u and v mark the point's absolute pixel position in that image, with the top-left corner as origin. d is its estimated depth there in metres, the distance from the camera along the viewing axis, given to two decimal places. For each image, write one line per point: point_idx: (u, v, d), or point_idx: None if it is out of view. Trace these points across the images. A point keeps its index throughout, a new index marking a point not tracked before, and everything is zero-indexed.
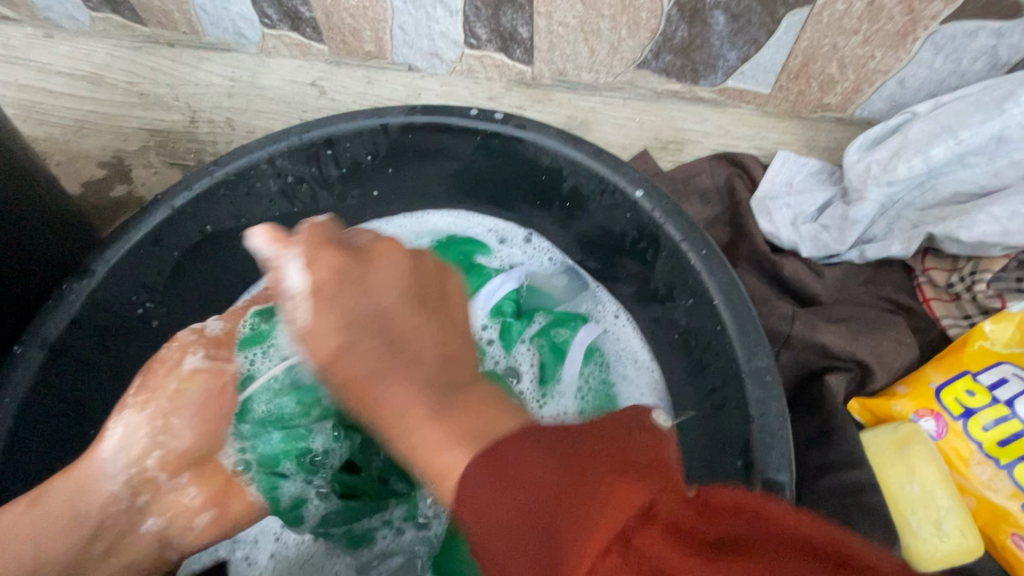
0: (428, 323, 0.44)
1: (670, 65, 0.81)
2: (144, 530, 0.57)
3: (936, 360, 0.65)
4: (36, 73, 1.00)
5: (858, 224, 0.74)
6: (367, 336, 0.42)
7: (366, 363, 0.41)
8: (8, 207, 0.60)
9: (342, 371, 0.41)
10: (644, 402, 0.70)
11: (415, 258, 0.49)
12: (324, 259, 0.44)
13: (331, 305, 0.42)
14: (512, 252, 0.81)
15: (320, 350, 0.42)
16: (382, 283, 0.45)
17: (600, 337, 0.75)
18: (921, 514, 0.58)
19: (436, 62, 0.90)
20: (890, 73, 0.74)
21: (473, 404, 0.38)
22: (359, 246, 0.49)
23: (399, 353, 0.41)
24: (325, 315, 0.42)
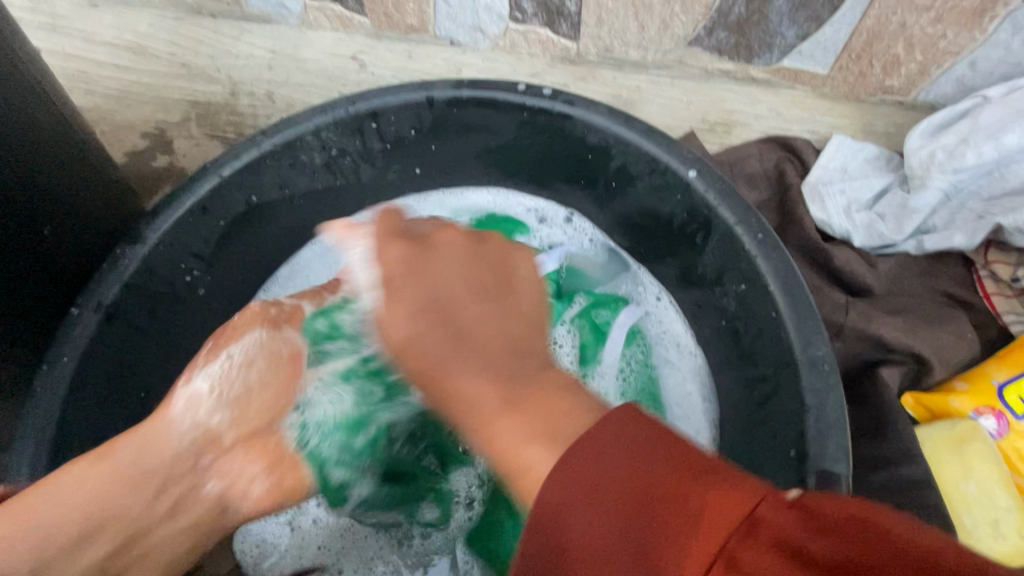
0: (489, 308, 0.46)
1: (724, 42, 0.78)
2: (205, 492, 0.57)
3: (997, 358, 0.62)
4: (82, 43, 1.01)
5: (918, 214, 0.71)
6: (429, 324, 0.45)
7: (448, 351, 0.44)
8: (62, 173, 0.61)
9: (421, 358, 0.45)
10: (686, 386, 0.69)
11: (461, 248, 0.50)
12: (393, 251, 0.50)
13: (397, 295, 0.48)
14: (551, 231, 0.79)
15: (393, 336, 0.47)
16: (443, 268, 0.48)
17: (641, 319, 0.74)
18: (978, 514, 0.56)
19: (478, 37, 0.89)
20: (961, 55, 0.70)
21: (539, 393, 0.40)
22: (418, 233, 0.53)
23: (464, 331, 0.44)
24: (405, 312, 0.47)
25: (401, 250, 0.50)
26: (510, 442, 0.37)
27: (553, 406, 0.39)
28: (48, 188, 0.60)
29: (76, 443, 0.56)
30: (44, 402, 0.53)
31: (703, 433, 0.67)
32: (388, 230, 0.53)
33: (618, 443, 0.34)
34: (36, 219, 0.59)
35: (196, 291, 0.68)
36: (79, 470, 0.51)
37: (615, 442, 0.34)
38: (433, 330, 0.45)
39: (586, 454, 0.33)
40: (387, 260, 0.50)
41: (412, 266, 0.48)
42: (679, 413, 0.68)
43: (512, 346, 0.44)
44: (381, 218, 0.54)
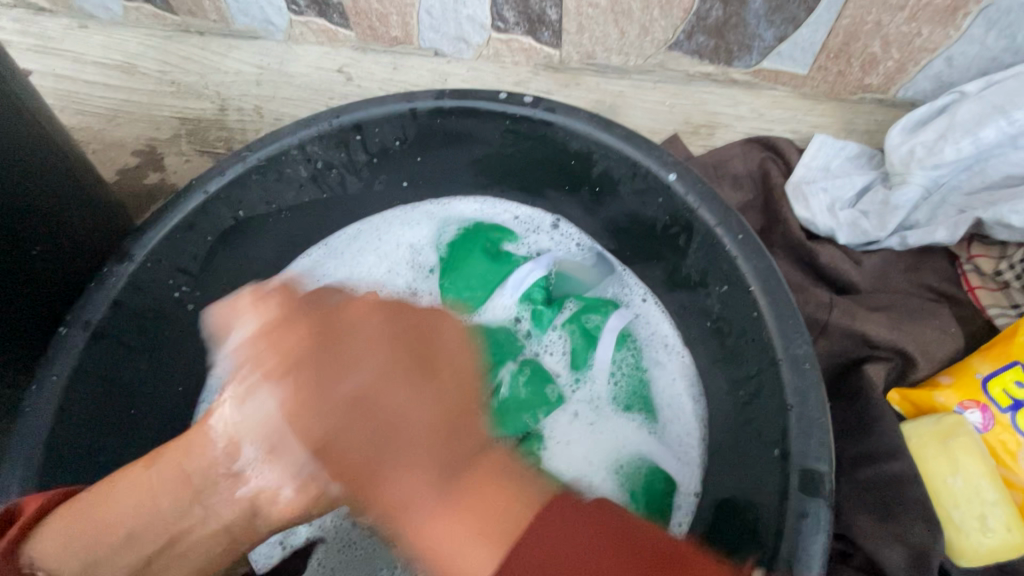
0: (418, 396, 0.47)
1: (703, 45, 0.79)
2: (238, 494, 0.49)
3: (983, 350, 0.62)
4: (72, 63, 1.02)
5: (901, 209, 0.71)
6: (350, 411, 0.45)
7: (388, 459, 0.43)
8: (47, 192, 0.62)
9: (346, 459, 0.45)
10: (675, 388, 0.69)
11: (375, 315, 0.52)
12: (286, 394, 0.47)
13: (302, 399, 0.46)
14: (539, 238, 0.80)
15: (309, 437, 0.46)
16: (356, 340, 0.49)
17: (631, 323, 0.74)
18: (964, 509, 0.56)
19: (462, 47, 0.89)
20: (938, 51, 0.71)
21: (477, 490, 0.41)
22: (331, 307, 0.52)
23: (394, 417, 0.45)
24: (313, 409, 0.46)
25: (273, 310, 0.51)
26: (452, 542, 0.39)
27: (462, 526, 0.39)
28: (38, 208, 0.61)
29: (67, 460, 0.56)
30: (34, 420, 0.53)
31: (692, 434, 0.67)
32: (283, 305, 0.52)
33: (583, 524, 0.39)
34: (21, 240, 0.59)
35: (185, 307, 0.68)
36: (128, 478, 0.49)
37: (575, 526, 0.39)
38: (362, 456, 0.44)
39: (537, 547, 0.38)
40: (284, 346, 0.48)
41: (395, 353, 0.49)
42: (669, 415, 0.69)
43: (445, 431, 0.45)
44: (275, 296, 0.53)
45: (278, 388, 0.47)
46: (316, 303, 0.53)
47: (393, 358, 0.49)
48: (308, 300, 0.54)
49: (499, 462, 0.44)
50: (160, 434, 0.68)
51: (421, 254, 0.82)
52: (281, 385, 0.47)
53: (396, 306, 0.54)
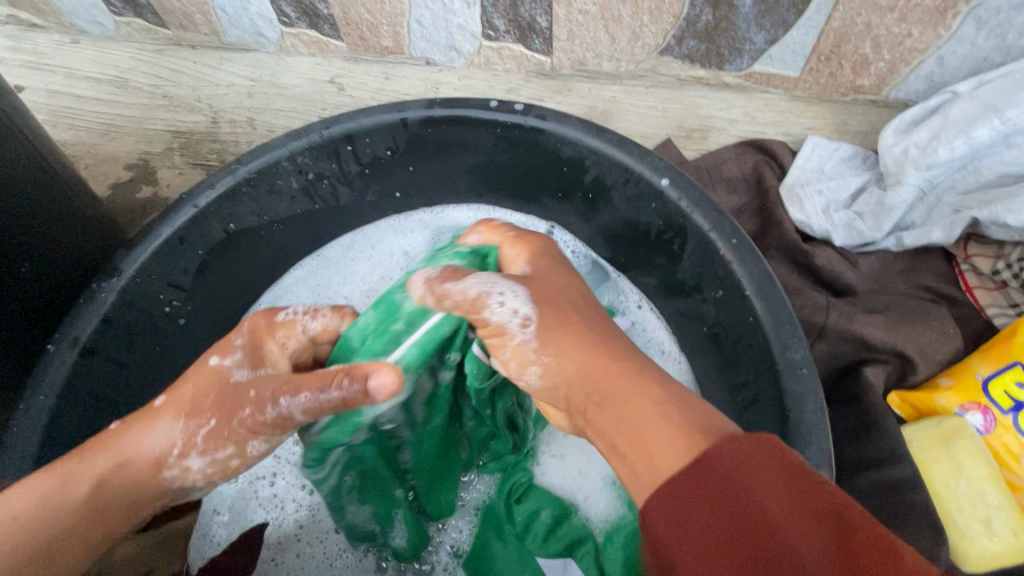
0: (617, 330, 0.45)
1: (694, 50, 0.79)
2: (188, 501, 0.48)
3: (982, 351, 0.62)
4: (64, 79, 1.02)
5: (896, 211, 0.70)
6: (615, 346, 0.42)
7: (594, 391, 0.40)
8: (37, 208, 0.61)
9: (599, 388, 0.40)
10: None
11: (547, 256, 0.50)
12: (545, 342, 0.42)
13: (558, 330, 0.42)
14: None
15: (556, 376, 0.42)
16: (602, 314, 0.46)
17: (628, 331, 0.72)
18: (968, 513, 0.56)
19: (453, 56, 0.90)
20: (928, 52, 0.71)
21: (652, 398, 0.38)
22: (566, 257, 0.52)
23: (655, 367, 0.41)
24: (567, 342, 0.42)
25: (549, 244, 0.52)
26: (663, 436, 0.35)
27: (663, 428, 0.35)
28: (27, 225, 0.60)
29: None
30: (21, 441, 0.52)
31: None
32: (540, 253, 0.50)
33: (769, 458, 0.32)
34: (10, 256, 0.59)
35: (176, 321, 0.67)
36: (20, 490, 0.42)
37: (766, 458, 0.32)
38: (587, 356, 0.41)
39: (745, 471, 0.31)
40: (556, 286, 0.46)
41: (580, 296, 0.47)
42: None
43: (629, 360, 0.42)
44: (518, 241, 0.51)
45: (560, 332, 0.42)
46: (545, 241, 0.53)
47: (570, 293, 0.46)
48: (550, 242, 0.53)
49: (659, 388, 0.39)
50: None
51: (415, 262, 0.80)
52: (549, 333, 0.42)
53: (558, 255, 0.51)
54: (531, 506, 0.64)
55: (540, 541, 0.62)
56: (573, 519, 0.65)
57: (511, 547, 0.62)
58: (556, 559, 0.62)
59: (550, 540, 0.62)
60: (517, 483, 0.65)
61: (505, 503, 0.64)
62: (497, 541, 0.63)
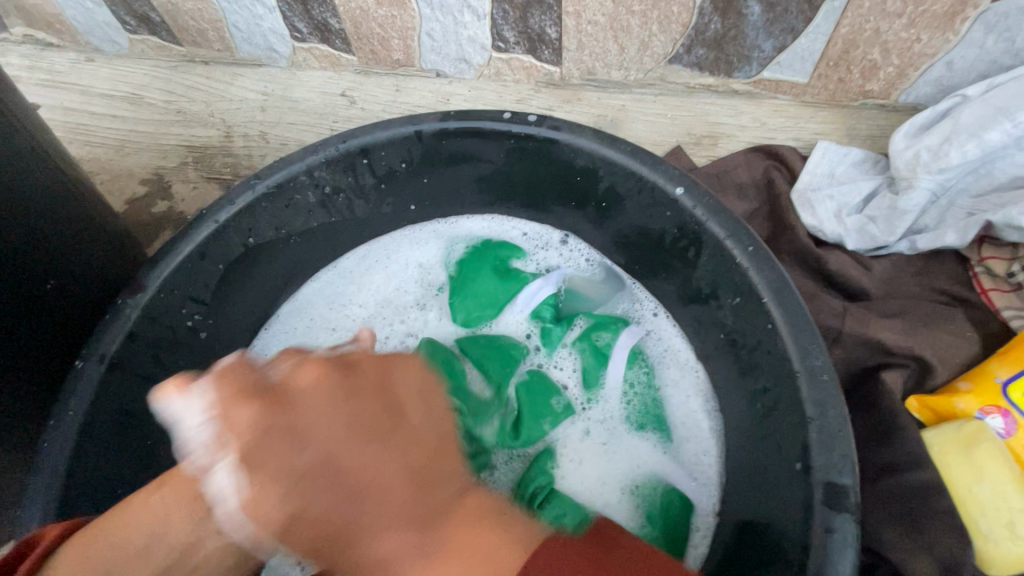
0: (387, 452, 0.37)
1: (703, 58, 0.80)
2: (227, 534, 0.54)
3: (1000, 354, 0.62)
4: (80, 96, 1.04)
5: (908, 215, 0.71)
6: (314, 475, 0.36)
7: (415, 532, 0.35)
8: (63, 227, 0.62)
9: (319, 525, 0.36)
10: (690, 404, 0.69)
11: (329, 372, 0.39)
12: (267, 510, 0.35)
13: (266, 476, 0.35)
14: (548, 255, 0.80)
15: (269, 523, 0.36)
16: (313, 421, 0.37)
17: (642, 339, 0.74)
18: (991, 517, 0.56)
19: (463, 67, 0.91)
20: (937, 56, 0.72)
21: (462, 528, 0.36)
22: (274, 384, 0.39)
23: (361, 483, 0.36)
24: (266, 497, 0.35)
25: (261, 381, 0.38)
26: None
27: (461, 563, 0.34)
28: (53, 244, 0.61)
29: (84, 495, 0.56)
30: (53, 455, 0.53)
31: (708, 452, 0.67)
32: (235, 389, 0.38)
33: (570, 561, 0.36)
34: (38, 275, 0.60)
35: (198, 335, 0.68)
36: (136, 501, 0.49)
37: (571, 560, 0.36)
38: (312, 509, 0.35)
39: (550, 564, 0.35)
40: (237, 426, 0.36)
41: (283, 430, 0.36)
42: (684, 433, 0.68)
43: (416, 482, 0.37)
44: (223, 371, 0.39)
45: (251, 495, 0.35)
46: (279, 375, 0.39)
47: (321, 412, 0.37)
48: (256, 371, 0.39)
49: (477, 507, 0.38)
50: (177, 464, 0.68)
51: (429, 272, 0.82)
52: (249, 475, 0.36)
53: (334, 381, 0.39)
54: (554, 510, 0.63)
55: None
56: None
57: None
58: None
59: None
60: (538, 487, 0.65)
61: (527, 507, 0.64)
62: None
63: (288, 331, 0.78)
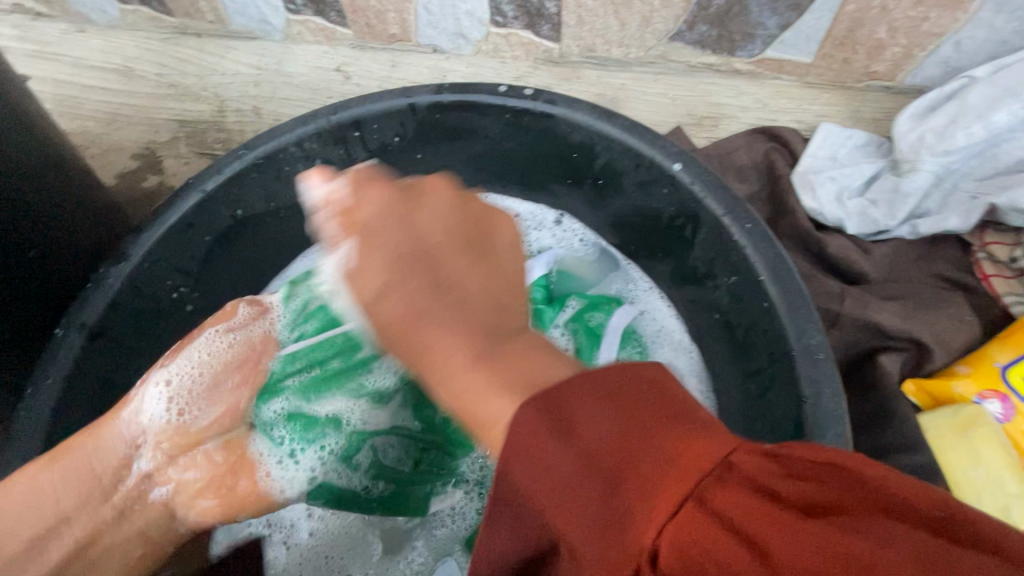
0: (476, 269, 0.41)
1: (705, 36, 0.78)
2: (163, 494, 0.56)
3: (1000, 339, 0.61)
4: (70, 68, 1.02)
5: (911, 198, 0.69)
6: (409, 264, 0.40)
7: (501, 349, 0.35)
8: (42, 193, 0.61)
9: (396, 325, 0.38)
10: (684, 387, 0.68)
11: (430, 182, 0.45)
12: (375, 278, 0.40)
13: (375, 247, 0.41)
14: (541, 235, 0.78)
15: (365, 288, 0.40)
16: (455, 290, 0.39)
17: (635, 320, 0.72)
18: (986, 502, 0.55)
19: (461, 43, 0.89)
20: (945, 36, 0.70)
21: (518, 359, 0.35)
22: (404, 184, 0.45)
23: (450, 284, 0.39)
24: (376, 271, 0.40)
25: (393, 184, 0.45)
26: (475, 400, 0.33)
27: (491, 377, 0.33)
28: (33, 210, 0.60)
29: None
30: (30, 426, 0.52)
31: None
32: (361, 178, 0.45)
33: (613, 389, 0.30)
34: (17, 242, 0.58)
35: (183, 308, 0.67)
36: (24, 477, 0.48)
37: (610, 387, 0.30)
38: (428, 299, 0.38)
39: (574, 399, 0.30)
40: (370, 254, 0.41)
41: (393, 252, 0.40)
42: None
43: (490, 304, 0.39)
44: (359, 178, 0.45)
45: (384, 283, 0.39)
46: (404, 185, 0.45)
47: (398, 248, 0.40)
48: (383, 185, 0.44)
49: (534, 346, 0.37)
50: None
51: None
52: (359, 248, 0.41)
53: (444, 203, 0.44)
54: None
55: None
56: None
57: None
58: None
59: None
60: None
61: None
62: None
63: None
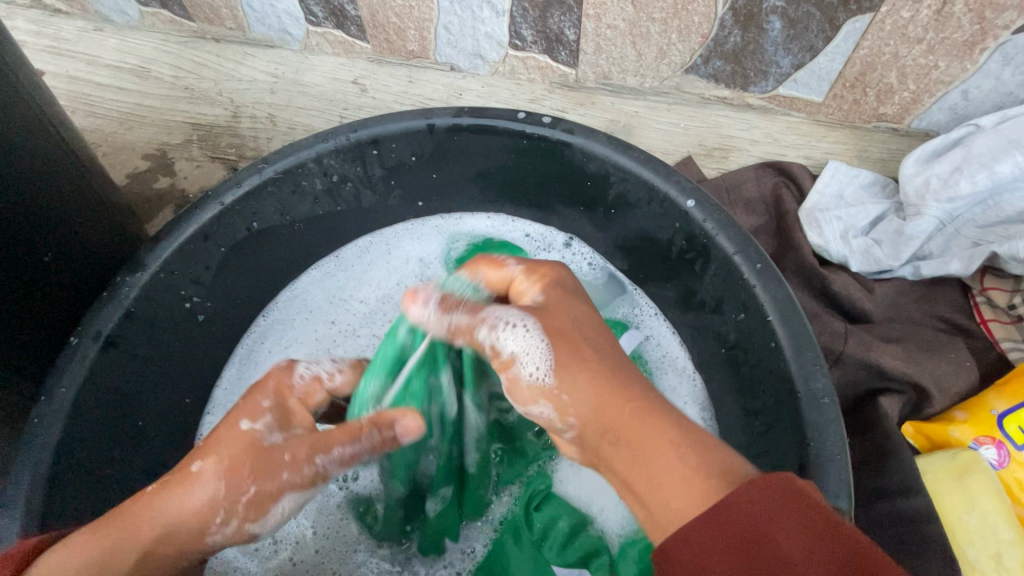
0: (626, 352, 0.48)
1: (720, 70, 0.79)
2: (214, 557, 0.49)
3: (997, 386, 0.62)
4: (86, 65, 1.02)
5: (914, 240, 0.71)
6: (590, 347, 0.46)
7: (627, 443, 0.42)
8: (61, 199, 0.61)
9: (590, 402, 0.44)
10: (687, 413, 0.69)
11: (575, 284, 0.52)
12: (548, 281, 0.50)
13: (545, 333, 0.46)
14: (550, 256, 0.79)
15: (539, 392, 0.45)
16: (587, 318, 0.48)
17: (641, 345, 0.73)
18: (979, 547, 0.56)
19: (478, 63, 0.90)
20: (953, 84, 0.72)
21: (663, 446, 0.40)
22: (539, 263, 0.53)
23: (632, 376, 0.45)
24: (553, 299, 0.49)
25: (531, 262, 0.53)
26: (671, 479, 0.39)
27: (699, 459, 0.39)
28: (53, 215, 0.61)
29: (73, 477, 0.55)
30: (43, 433, 0.52)
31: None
32: (547, 281, 0.50)
33: (772, 497, 0.35)
34: (37, 247, 0.59)
35: (196, 318, 0.67)
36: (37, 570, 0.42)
37: (773, 498, 0.35)
38: (607, 373, 0.45)
39: (746, 508, 0.35)
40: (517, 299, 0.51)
41: (565, 291, 0.50)
42: None
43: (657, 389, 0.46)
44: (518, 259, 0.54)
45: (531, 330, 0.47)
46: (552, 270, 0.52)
47: (576, 290, 0.51)
48: (546, 276, 0.51)
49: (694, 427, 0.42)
50: (166, 447, 0.67)
51: (429, 268, 0.80)
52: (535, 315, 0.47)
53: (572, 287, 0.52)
54: (548, 513, 0.65)
55: (556, 551, 0.63)
56: (588, 530, 0.65)
57: (527, 553, 0.63)
58: (572, 568, 0.62)
59: (568, 548, 0.63)
60: (535, 490, 0.66)
61: (524, 511, 0.65)
62: (512, 545, 0.64)
63: (287, 318, 0.77)
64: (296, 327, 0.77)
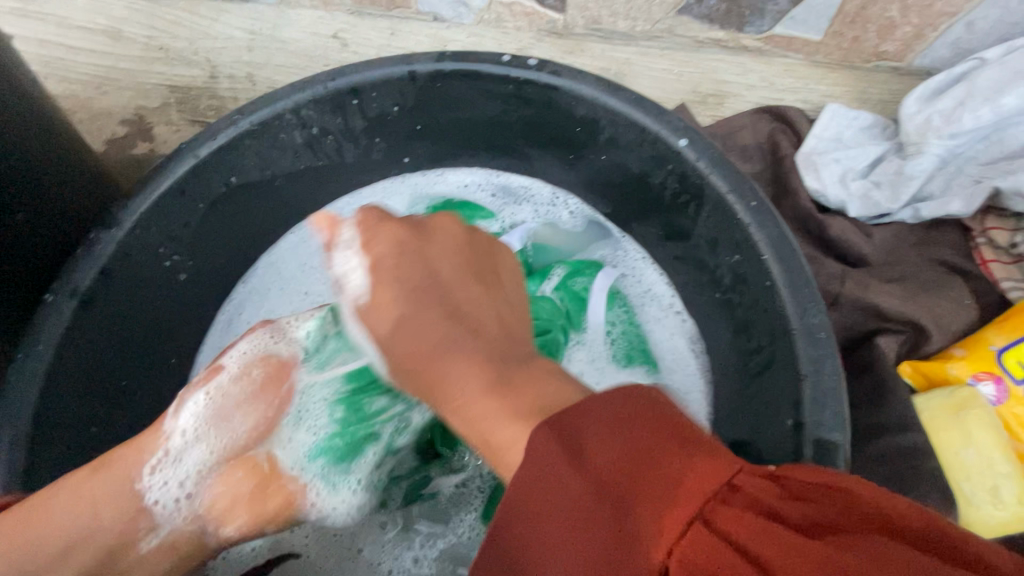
0: (489, 296, 0.44)
1: (714, 10, 0.75)
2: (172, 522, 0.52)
3: (997, 324, 0.61)
4: (55, 28, 0.95)
5: (915, 180, 0.69)
6: (429, 293, 0.42)
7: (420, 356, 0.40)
8: (29, 156, 0.59)
9: (414, 352, 0.41)
10: (675, 343, 0.70)
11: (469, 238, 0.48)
12: (382, 237, 0.45)
13: (392, 278, 0.43)
14: (520, 211, 0.79)
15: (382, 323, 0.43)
16: (448, 265, 0.45)
17: (618, 281, 0.73)
18: (975, 482, 0.56)
19: (462, 11, 0.86)
20: (957, 16, 0.69)
21: (529, 374, 0.37)
22: (420, 221, 0.47)
23: (466, 304, 0.43)
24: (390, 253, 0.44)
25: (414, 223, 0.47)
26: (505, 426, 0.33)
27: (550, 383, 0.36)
28: (25, 173, 0.58)
29: (55, 436, 0.54)
30: (20, 391, 0.51)
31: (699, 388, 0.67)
32: (371, 219, 0.46)
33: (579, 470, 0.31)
34: (6, 206, 0.57)
35: (176, 277, 0.66)
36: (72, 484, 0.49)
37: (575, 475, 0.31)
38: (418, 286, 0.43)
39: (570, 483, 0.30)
40: (374, 246, 0.45)
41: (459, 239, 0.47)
42: (672, 366, 0.69)
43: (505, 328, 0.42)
44: (366, 213, 0.47)
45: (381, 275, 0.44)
46: (379, 232, 0.46)
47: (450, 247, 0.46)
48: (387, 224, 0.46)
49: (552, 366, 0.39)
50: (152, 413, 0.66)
51: None
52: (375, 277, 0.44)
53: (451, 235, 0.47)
54: None
55: None
56: None
57: None
58: None
59: None
60: None
61: None
62: None
63: (265, 289, 0.75)
64: (271, 299, 0.75)
